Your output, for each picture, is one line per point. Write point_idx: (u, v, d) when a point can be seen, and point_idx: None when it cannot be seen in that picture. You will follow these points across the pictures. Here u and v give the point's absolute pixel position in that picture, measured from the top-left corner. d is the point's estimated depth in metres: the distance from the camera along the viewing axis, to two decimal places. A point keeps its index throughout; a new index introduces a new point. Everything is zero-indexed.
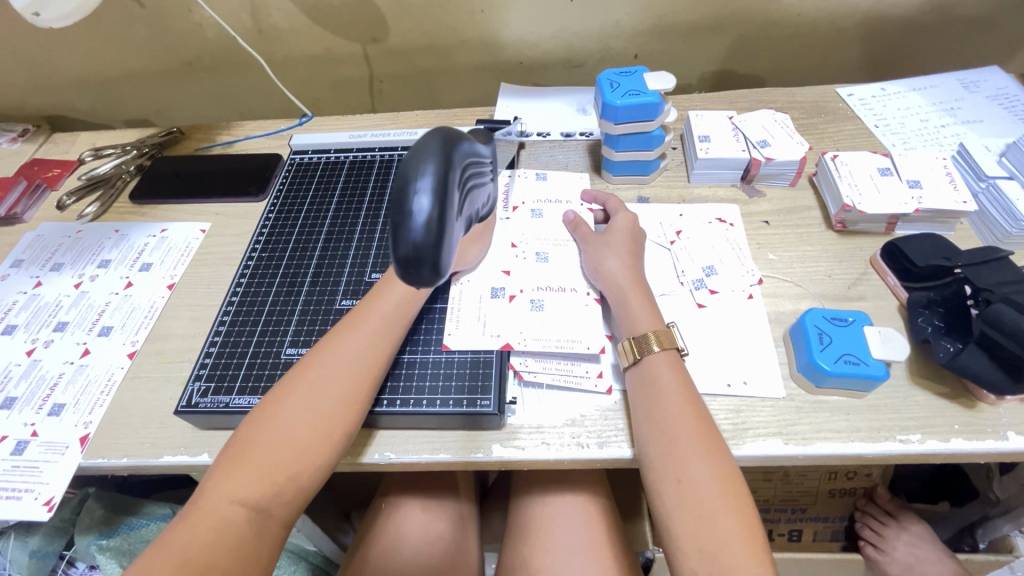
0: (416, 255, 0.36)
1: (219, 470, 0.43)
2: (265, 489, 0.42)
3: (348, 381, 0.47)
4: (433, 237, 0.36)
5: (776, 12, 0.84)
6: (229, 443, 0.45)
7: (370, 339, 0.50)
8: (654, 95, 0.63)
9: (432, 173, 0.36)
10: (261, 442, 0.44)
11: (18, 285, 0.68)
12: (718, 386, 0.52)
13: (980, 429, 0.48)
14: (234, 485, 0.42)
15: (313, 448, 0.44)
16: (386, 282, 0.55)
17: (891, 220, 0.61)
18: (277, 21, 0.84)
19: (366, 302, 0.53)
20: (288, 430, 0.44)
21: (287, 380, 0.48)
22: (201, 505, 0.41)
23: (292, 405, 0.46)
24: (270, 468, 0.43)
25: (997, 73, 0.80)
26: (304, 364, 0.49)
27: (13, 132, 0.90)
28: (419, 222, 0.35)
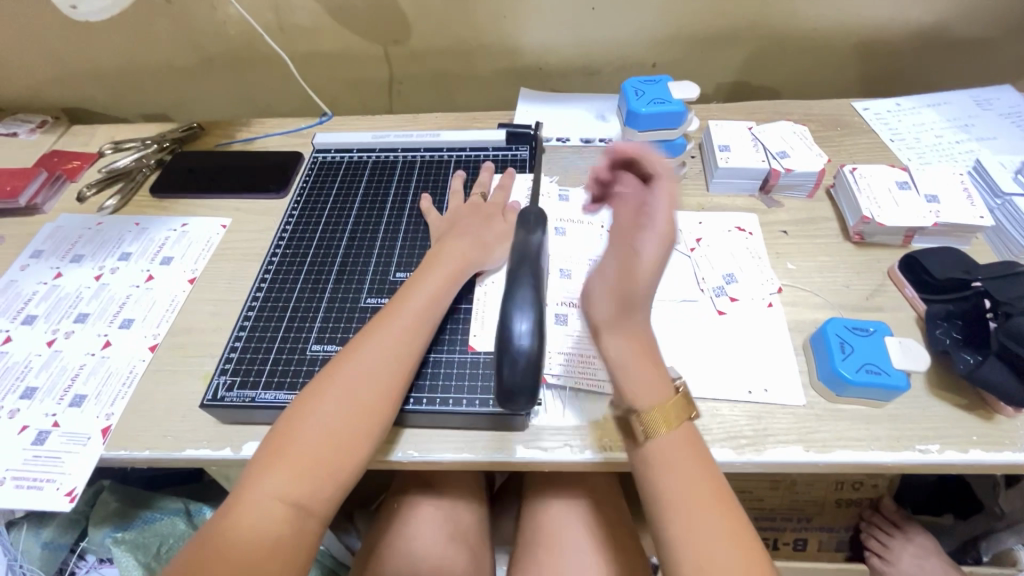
0: (517, 390, 0.44)
1: (259, 465, 0.44)
2: (305, 485, 0.43)
3: (383, 376, 0.48)
4: (530, 374, 0.45)
5: (793, 26, 0.85)
6: (266, 438, 0.46)
7: (399, 337, 0.51)
8: (678, 104, 0.64)
9: (530, 314, 0.45)
10: (300, 438, 0.44)
11: (39, 275, 0.68)
12: (740, 393, 0.53)
13: (998, 440, 0.49)
14: (275, 481, 0.42)
15: (350, 443, 0.45)
16: (415, 280, 0.56)
17: (909, 233, 0.62)
18: (301, 21, 0.85)
19: (397, 299, 0.54)
20: (325, 426, 0.45)
21: (320, 376, 0.48)
22: (243, 500, 0.42)
23: (329, 402, 0.46)
24: (309, 463, 0.43)
25: (1010, 92, 0.81)
26: (336, 361, 0.49)
27: (31, 123, 0.91)
28: (521, 356, 0.44)
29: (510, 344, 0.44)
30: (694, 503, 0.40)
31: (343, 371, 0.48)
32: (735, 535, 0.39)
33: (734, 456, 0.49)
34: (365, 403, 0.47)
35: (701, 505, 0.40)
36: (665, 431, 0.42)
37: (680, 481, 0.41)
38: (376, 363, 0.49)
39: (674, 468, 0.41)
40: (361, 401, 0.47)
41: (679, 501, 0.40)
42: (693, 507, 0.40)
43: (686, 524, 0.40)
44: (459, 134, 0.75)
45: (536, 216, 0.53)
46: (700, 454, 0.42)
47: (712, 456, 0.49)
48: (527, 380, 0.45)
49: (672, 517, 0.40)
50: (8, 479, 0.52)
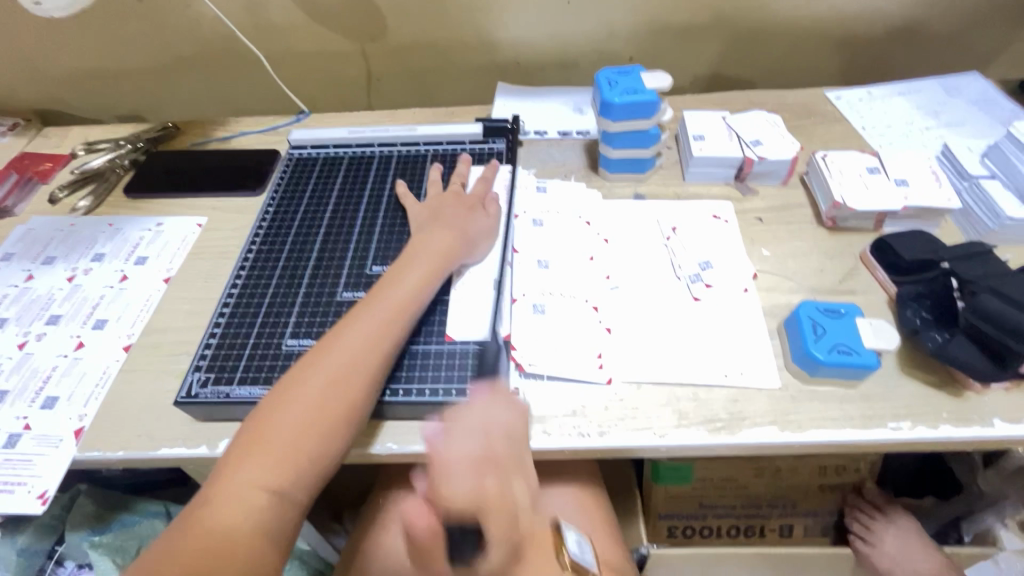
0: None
1: (236, 454, 0.43)
2: (284, 472, 0.43)
3: (366, 365, 0.48)
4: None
5: (766, 17, 0.86)
6: (244, 426, 0.45)
7: (383, 328, 0.50)
8: (651, 94, 0.65)
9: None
10: (279, 427, 0.44)
11: (9, 278, 0.67)
12: (715, 377, 0.53)
13: (966, 416, 0.49)
14: (254, 469, 0.42)
15: (331, 430, 0.45)
16: (396, 271, 0.56)
17: (879, 217, 0.63)
18: (276, 19, 0.85)
19: (379, 287, 0.54)
20: (304, 414, 0.45)
21: (300, 365, 0.48)
22: (222, 487, 0.41)
23: (309, 390, 0.46)
24: (289, 451, 0.43)
25: (977, 80, 0.82)
26: (319, 350, 0.49)
27: (2, 126, 0.89)
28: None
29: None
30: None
31: (326, 358, 0.48)
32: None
33: (712, 438, 0.50)
34: (347, 392, 0.47)
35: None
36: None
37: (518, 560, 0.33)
38: (359, 352, 0.48)
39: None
40: (343, 389, 0.46)
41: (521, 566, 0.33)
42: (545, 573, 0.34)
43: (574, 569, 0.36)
44: (436, 128, 0.75)
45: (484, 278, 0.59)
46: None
47: (688, 439, 0.50)
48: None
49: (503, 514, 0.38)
50: None
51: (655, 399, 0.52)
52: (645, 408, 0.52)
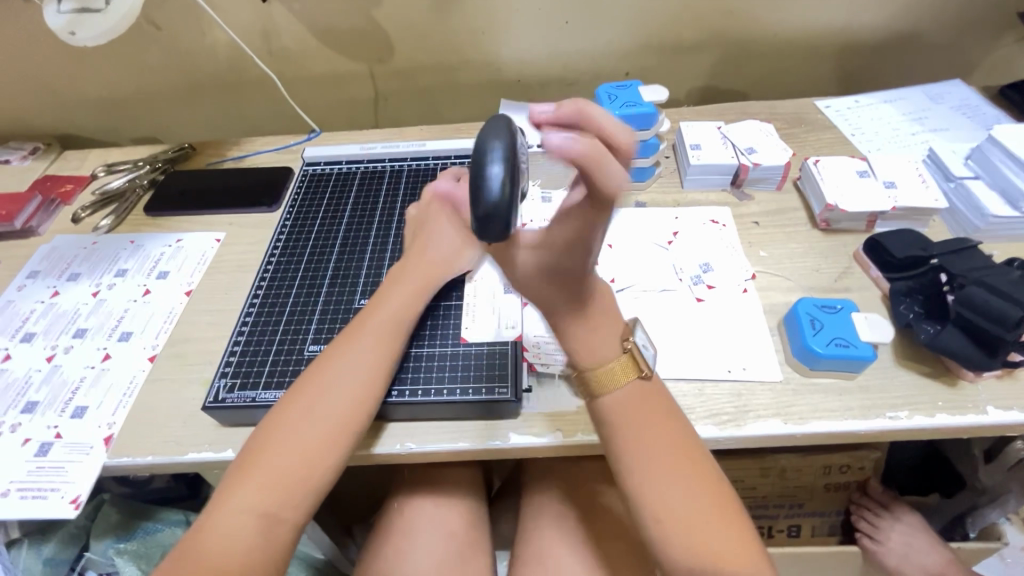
0: (490, 212, 0.36)
1: (229, 482, 0.44)
2: (277, 496, 0.43)
3: (355, 390, 0.49)
4: (507, 202, 0.36)
5: (756, 32, 0.90)
6: (238, 455, 0.46)
7: (372, 350, 0.52)
8: (649, 106, 0.68)
9: (503, 145, 0.38)
10: (271, 454, 0.45)
11: (36, 294, 0.69)
12: (720, 372, 0.55)
13: (961, 404, 0.52)
14: (245, 496, 0.43)
15: (321, 455, 0.46)
16: (382, 294, 0.57)
17: (870, 218, 0.66)
18: (288, 43, 0.89)
19: (365, 313, 0.55)
20: (294, 441, 0.45)
21: (291, 393, 0.49)
22: (216, 515, 0.42)
23: (298, 418, 0.47)
24: (279, 478, 0.44)
25: (960, 87, 0.86)
26: (309, 377, 0.50)
27: (23, 150, 0.92)
28: (492, 188, 0.36)
29: (480, 179, 0.36)
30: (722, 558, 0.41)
31: (314, 386, 0.49)
32: (706, 490, 0.43)
33: (718, 430, 0.52)
34: (338, 416, 0.48)
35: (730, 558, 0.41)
36: (617, 388, 0.47)
37: (644, 451, 0.45)
38: (346, 378, 0.49)
39: (647, 440, 0.45)
40: (333, 413, 0.47)
41: (646, 455, 0.45)
42: (669, 496, 0.43)
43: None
44: (443, 143, 0.78)
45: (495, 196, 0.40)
46: (656, 400, 0.47)
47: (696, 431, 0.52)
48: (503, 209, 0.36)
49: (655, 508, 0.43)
50: (13, 490, 0.53)
51: None
52: None
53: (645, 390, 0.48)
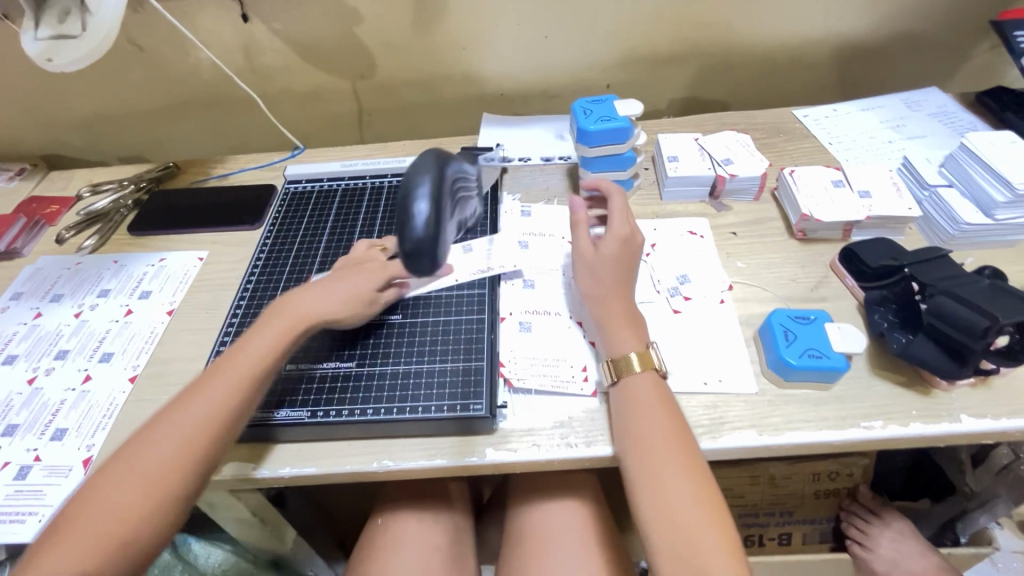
0: (419, 245, 0.46)
1: (49, 539, 0.43)
2: (92, 562, 0.41)
3: (188, 448, 0.47)
4: (431, 234, 0.46)
5: (734, 43, 0.91)
6: (62, 509, 0.44)
7: (218, 403, 0.49)
8: (624, 120, 0.69)
9: (428, 185, 0.46)
10: (92, 509, 0.43)
11: (19, 316, 0.70)
12: (696, 385, 0.56)
13: (935, 413, 0.52)
14: (61, 553, 0.41)
15: (146, 512, 0.44)
16: (247, 339, 0.54)
17: (846, 227, 0.66)
18: (270, 61, 0.89)
19: (222, 360, 0.52)
20: (123, 497, 0.44)
21: (122, 448, 0.47)
22: (31, 571, 0.41)
23: (127, 474, 0.45)
24: (100, 534, 0.42)
25: (937, 94, 0.87)
26: (137, 438, 0.47)
27: (10, 171, 0.93)
28: (418, 222, 0.45)
29: (407, 217, 0.46)
30: (693, 523, 0.44)
31: (147, 444, 0.46)
32: (692, 472, 0.47)
33: None
34: (159, 477, 0.45)
35: (700, 527, 0.44)
36: (641, 383, 0.52)
37: (645, 425, 0.50)
38: (186, 430, 0.47)
39: (649, 419, 0.50)
40: (160, 473, 0.45)
41: (649, 430, 0.49)
42: (658, 461, 0.47)
43: (683, 538, 0.44)
44: None
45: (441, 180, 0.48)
46: (666, 396, 0.52)
47: None
48: (429, 242, 0.46)
49: (651, 487, 0.47)
50: None
51: None
52: None
53: (659, 385, 0.52)
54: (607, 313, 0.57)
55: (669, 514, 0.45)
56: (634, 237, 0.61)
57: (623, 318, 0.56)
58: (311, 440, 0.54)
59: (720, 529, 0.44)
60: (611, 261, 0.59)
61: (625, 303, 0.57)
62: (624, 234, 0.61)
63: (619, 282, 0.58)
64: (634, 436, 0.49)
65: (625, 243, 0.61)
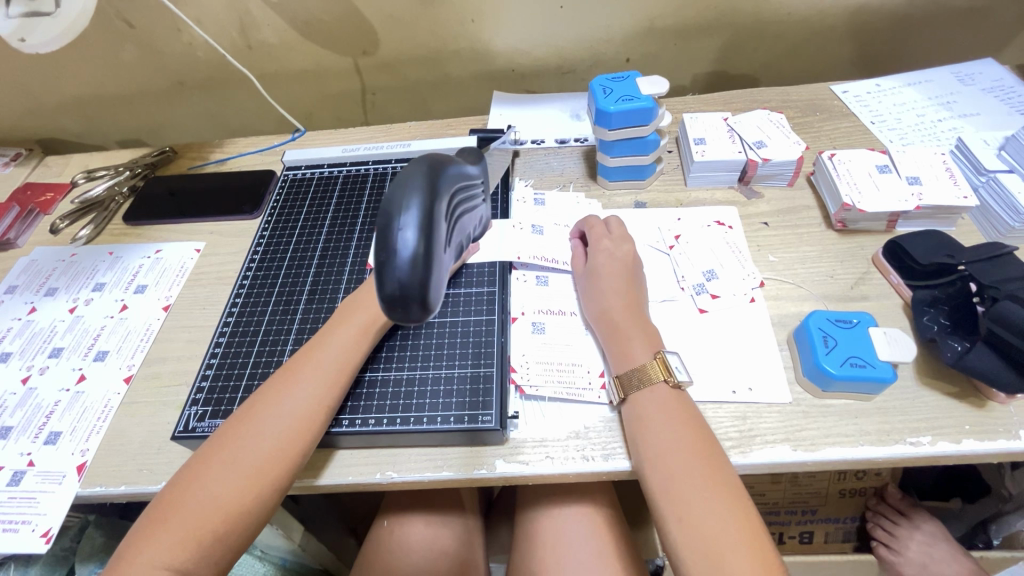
0: (401, 291, 0.33)
1: (140, 534, 0.43)
2: (185, 557, 0.41)
3: (288, 442, 0.46)
4: (421, 269, 0.33)
5: (767, 11, 0.83)
6: (151, 504, 0.44)
7: (308, 396, 0.48)
8: (647, 100, 0.62)
9: (419, 206, 0.33)
10: (183, 504, 0.43)
11: (13, 311, 0.67)
12: (723, 394, 0.51)
13: (991, 428, 0.47)
14: (153, 549, 0.41)
15: (234, 510, 0.43)
16: (327, 330, 0.53)
17: (892, 218, 0.60)
18: (267, 38, 0.84)
19: (306, 350, 0.52)
20: (212, 496, 0.43)
21: (216, 439, 0.47)
22: (126, 566, 0.41)
23: (217, 469, 0.44)
24: (190, 531, 0.42)
25: (992, 66, 0.79)
26: (231, 429, 0.47)
27: (5, 156, 0.90)
28: (404, 257, 0.33)
29: (386, 252, 0.33)
30: (726, 545, 0.39)
31: (243, 435, 0.46)
32: (720, 488, 0.42)
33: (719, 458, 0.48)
34: (261, 472, 0.45)
35: (734, 549, 0.39)
36: (659, 402, 0.48)
37: (666, 439, 0.45)
38: (275, 428, 0.46)
39: (668, 432, 0.46)
40: (259, 469, 0.45)
41: (673, 444, 0.45)
42: (680, 476, 0.43)
43: (715, 562, 0.39)
44: (430, 144, 0.74)
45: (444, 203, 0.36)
46: (686, 408, 0.47)
47: None
48: (418, 285, 0.33)
49: (680, 503, 0.42)
50: None
51: None
52: None
53: (678, 397, 0.48)
54: (615, 321, 0.53)
55: (697, 535, 0.40)
56: (624, 242, 0.59)
57: (632, 327, 0.52)
58: (315, 449, 0.51)
59: (755, 550, 0.39)
60: (611, 269, 0.56)
61: (633, 312, 0.53)
62: (618, 243, 0.59)
63: (624, 289, 0.55)
64: (657, 446, 0.45)
65: (627, 250, 0.58)
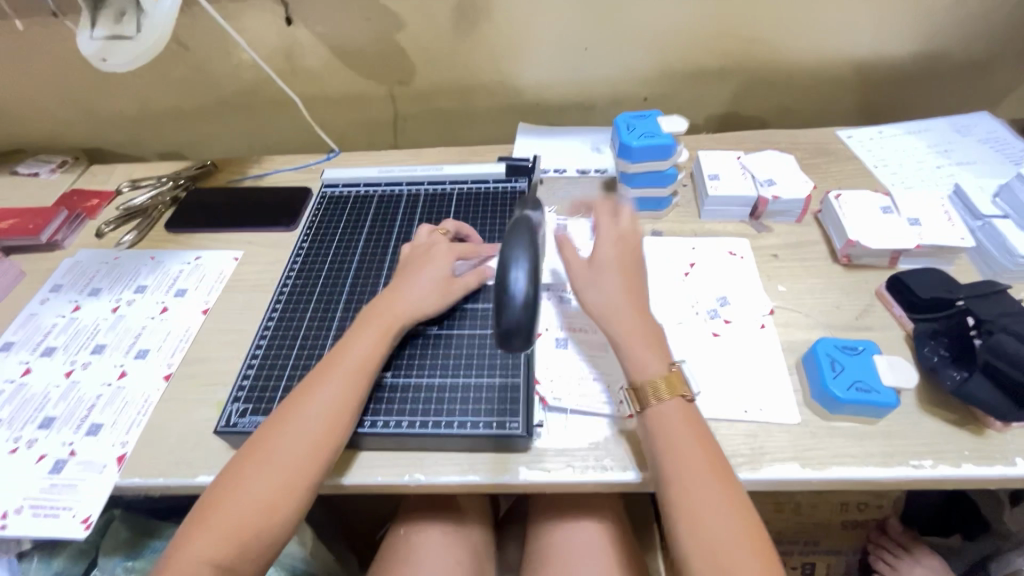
0: (513, 329, 0.44)
1: (186, 533, 0.45)
2: (233, 550, 0.44)
3: (320, 441, 0.49)
4: (529, 311, 0.44)
5: (778, 60, 0.90)
6: (195, 504, 0.47)
7: (334, 399, 0.51)
8: (667, 137, 0.68)
9: (525, 261, 0.44)
10: (227, 502, 0.46)
11: (58, 308, 0.71)
12: (736, 413, 0.54)
13: (989, 454, 0.50)
14: (200, 546, 0.44)
15: (276, 506, 0.46)
16: (352, 335, 0.56)
17: (894, 255, 0.65)
18: (310, 64, 0.90)
19: (332, 357, 0.55)
20: (254, 494, 0.46)
21: (254, 440, 0.50)
22: (176, 564, 0.44)
23: (257, 467, 0.47)
24: (235, 527, 0.45)
25: (987, 119, 0.84)
26: (266, 431, 0.50)
27: (53, 163, 0.95)
28: (517, 301, 0.43)
29: (505, 294, 0.44)
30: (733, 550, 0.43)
31: (280, 436, 0.49)
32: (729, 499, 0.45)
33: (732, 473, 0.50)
34: (298, 471, 0.48)
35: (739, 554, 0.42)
36: (648, 417, 0.50)
37: (686, 451, 0.47)
38: (310, 430, 0.49)
39: (678, 442, 0.48)
40: (291, 467, 0.48)
41: (681, 458, 0.47)
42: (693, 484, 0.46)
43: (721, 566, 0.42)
44: (460, 168, 0.79)
45: (531, 229, 0.48)
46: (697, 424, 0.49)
47: None
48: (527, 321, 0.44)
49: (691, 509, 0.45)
50: (26, 507, 0.53)
51: None
52: None
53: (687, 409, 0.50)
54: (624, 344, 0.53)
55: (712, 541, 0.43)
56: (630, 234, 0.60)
57: (639, 333, 0.53)
58: (347, 449, 0.54)
59: (760, 556, 0.42)
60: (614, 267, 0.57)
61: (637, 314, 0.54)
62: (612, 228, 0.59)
63: (628, 293, 0.56)
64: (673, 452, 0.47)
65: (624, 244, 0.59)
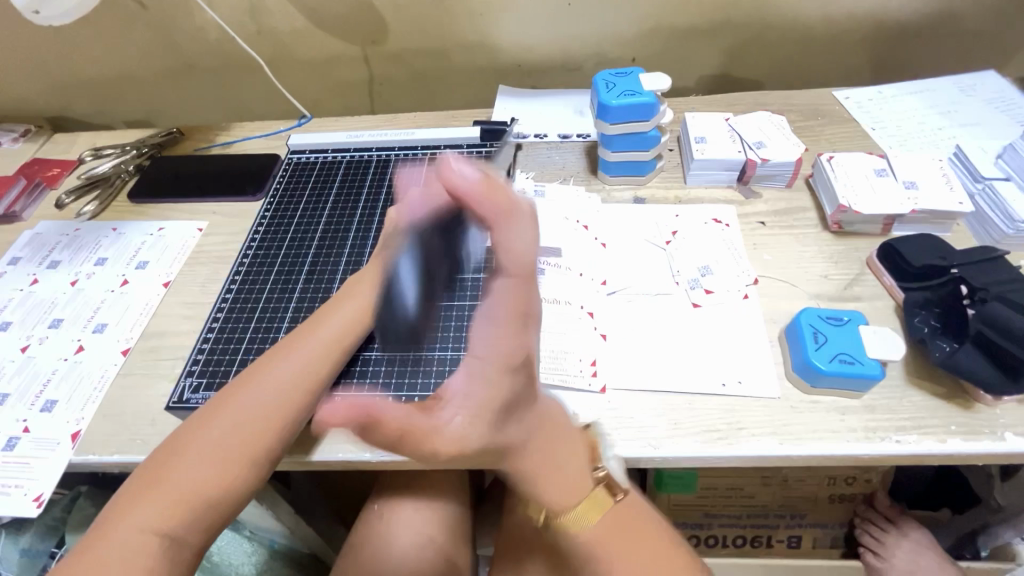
0: None
1: (122, 502, 0.41)
2: (180, 519, 0.41)
3: (283, 412, 0.47)
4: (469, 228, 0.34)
5: (773, 16, 0.84)
6: (136, 471, 0.44)
7: (301, 373, 0.49)
8: (649, 96, 0.64)
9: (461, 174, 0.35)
10: (176, 468, 0.43)
11: (15, 282, 0.68)
12: (713, 387, 0.52)
13: (976, 429, 0.47)
14: (143, 513, 0.41)
15: (230, 475, 0.44)
16: (327, 309, 0.54)
17: (887, 221, 0.61)
18: (277, 24, 0.85)
19: (302, 329, 0.52)
20: (208, 461, 0.43)
21: (211, 406, 0.47)
22: (111, 532, 0.40)
23: (213, 432, 0.45)
24: (185, 495, 0.42)
25: (993, 78, 0.79)
26: (224, 398, 0.47)
27: (14, 132, 0.91)
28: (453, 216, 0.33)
29: None
30: None
31: (240, 402, 0.47)
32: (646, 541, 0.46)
33: (706, 449, 0.48)
34: (258, 440, 0.46)
35: None
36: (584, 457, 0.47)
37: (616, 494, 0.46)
38: (273, 397, 0.47)
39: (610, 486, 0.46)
40: (254, 437, 0.45)
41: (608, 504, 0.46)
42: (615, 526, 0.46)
43: None
44: (434, 133, 0.75)
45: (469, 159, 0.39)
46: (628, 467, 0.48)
47: (684, 449, 0.48)
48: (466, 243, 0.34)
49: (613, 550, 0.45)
50: None
51: (650, 409, 0.51)
52: (642, 418, 0.51)
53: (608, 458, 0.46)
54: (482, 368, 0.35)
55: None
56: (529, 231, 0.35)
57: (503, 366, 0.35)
58: (309, 426, 0.52)
59: None
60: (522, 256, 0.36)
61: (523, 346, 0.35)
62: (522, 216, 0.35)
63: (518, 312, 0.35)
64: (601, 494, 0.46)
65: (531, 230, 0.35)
